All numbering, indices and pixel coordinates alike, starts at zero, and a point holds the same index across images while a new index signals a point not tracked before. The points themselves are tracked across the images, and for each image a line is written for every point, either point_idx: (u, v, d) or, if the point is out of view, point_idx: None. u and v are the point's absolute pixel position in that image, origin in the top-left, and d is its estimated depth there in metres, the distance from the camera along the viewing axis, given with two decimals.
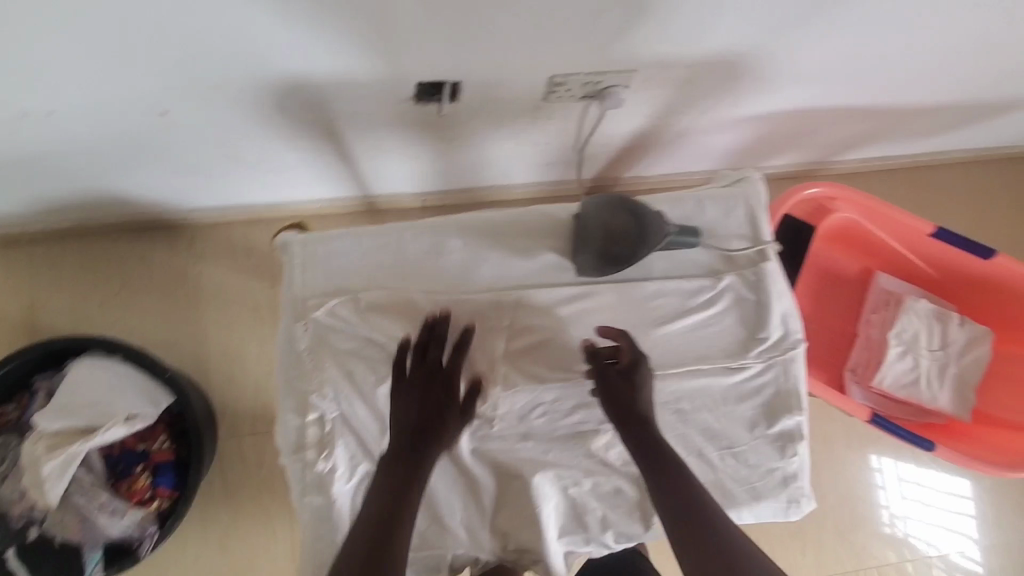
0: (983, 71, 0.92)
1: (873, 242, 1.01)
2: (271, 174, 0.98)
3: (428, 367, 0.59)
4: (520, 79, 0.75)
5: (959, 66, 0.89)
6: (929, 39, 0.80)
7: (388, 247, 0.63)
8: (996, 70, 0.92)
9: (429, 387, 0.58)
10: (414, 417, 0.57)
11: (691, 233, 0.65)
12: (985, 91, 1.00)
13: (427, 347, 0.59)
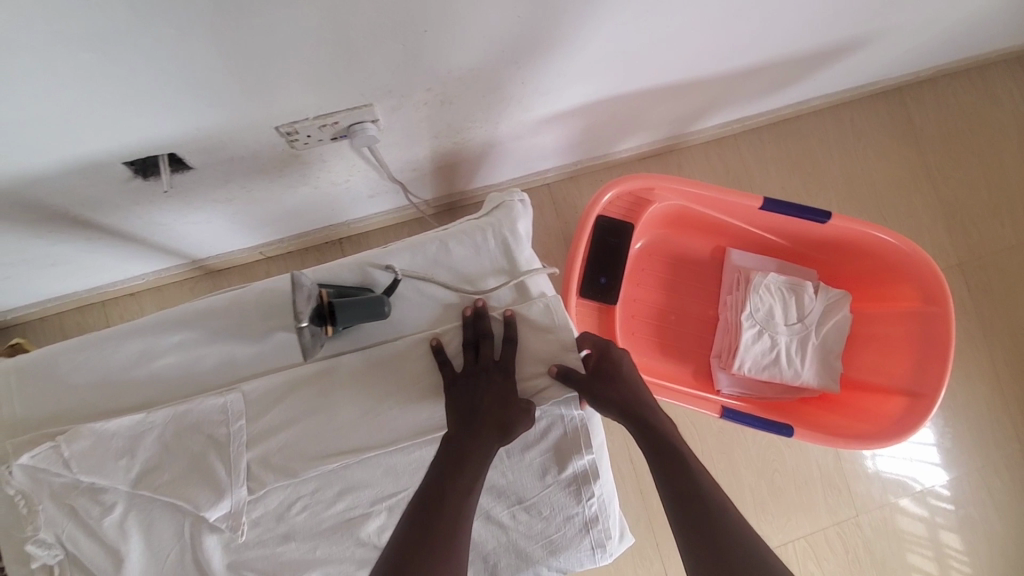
0: (793, 27, 0.84)
1: (713, 223, 0.96)
2: (62, 266, 0.92)
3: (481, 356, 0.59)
4: (246, 138, 0.67)
5: (757, 28, 0.81)
6: (697, 12, 0.71)
7: (95, 361, 0.58)
8: (805, 23, 0.84)
9: (489, 374, 0.59)
10: (470, 406, 0.57)
11: (379, 303, 0.59)
12: (803, 46, 0.93)
13: (477, 344, 0.60)
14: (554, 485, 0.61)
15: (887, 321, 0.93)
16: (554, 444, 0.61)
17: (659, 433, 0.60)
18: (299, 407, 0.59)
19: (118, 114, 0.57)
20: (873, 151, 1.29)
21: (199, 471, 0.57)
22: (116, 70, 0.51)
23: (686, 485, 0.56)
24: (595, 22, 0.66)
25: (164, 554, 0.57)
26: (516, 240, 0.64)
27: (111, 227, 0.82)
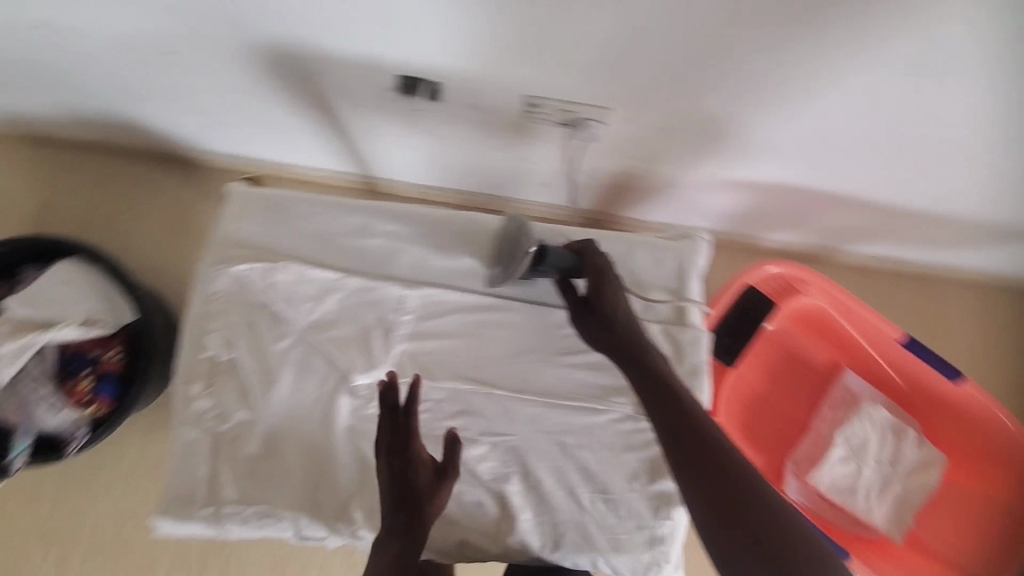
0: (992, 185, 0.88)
1: (844, 337, 0.98)
2: (275, 134, 1.04)
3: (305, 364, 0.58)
4: (499, 92, 0.76)
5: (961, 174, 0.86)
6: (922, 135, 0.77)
7: (319, 218, 0.66)
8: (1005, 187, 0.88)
9: (397, 424, 0.57)
10: (395, 454, 0.57)
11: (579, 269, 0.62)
12: (992, 212, 0.96)
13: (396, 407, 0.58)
14: (638, 492, 0.65)
15: (968, 495, 0.93)
16: (652, 457, 0.65)
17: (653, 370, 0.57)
18: (458, 326, 0.66)
19: (433, 29, 0.67)
20: (1009, 342, 1.26)
21: (362, 340, 0.65)
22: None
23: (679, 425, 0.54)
24: (834, 107, 0.73)
25: (304, 394, 0.64)
26: (693, 268, 0.68)
27: (340, 118, 0.93)
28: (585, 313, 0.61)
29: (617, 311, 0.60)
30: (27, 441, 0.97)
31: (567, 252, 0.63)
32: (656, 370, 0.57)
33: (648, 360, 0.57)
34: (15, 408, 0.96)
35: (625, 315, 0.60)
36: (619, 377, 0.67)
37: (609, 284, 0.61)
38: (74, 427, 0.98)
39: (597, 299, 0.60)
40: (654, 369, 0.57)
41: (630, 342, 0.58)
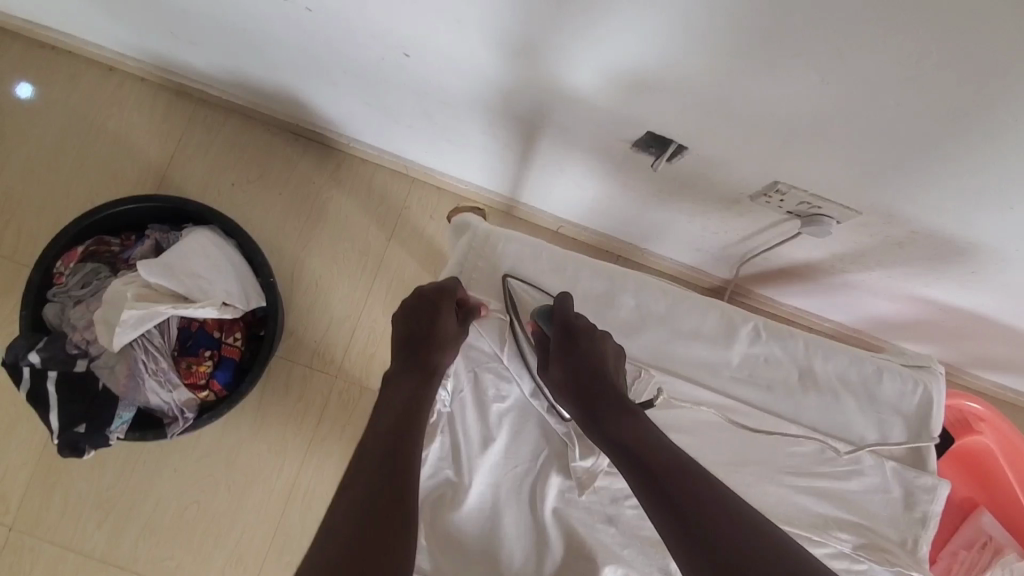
0: None
1: (992, 475, 0.94)
2: (445, 145, 0.99)
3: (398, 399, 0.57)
4: (743, 172, 0.72)
5: None
6: None
7: (565, 276, 0.62)
8: None
9: (386, 444, 0.53)
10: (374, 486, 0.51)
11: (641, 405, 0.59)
12: None
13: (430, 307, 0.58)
14: None
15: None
16: None
17: (625, 418, 0.54)
18: (685, 422, 0.61)
19: (720, 106, 0.62)
20: None
21: None
22: (786, 87, 0.56)
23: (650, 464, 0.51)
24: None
25: (515, 464, 0.59)
26: (937, 405, 0.63)
27: (533, 149, 0.88)
28: (559, 375, 0.57)
29: (591, 363, 0.56)
30: (128, 413, 0.91)
31: (546, 308, 0.60)
32: (621, 428, 0.54)
33: (609, 418, 0.54)
34: (124, 376, 0.90)
35: (599, 368, 0.56)
36: (842, 510, 0.62)
37: (578, 339, 0.57)
38: (181, 408, 0.92)
39: (568, 362, 0.56)
40: (622, 426, 0.54)
41: (602, 402, 0.55)
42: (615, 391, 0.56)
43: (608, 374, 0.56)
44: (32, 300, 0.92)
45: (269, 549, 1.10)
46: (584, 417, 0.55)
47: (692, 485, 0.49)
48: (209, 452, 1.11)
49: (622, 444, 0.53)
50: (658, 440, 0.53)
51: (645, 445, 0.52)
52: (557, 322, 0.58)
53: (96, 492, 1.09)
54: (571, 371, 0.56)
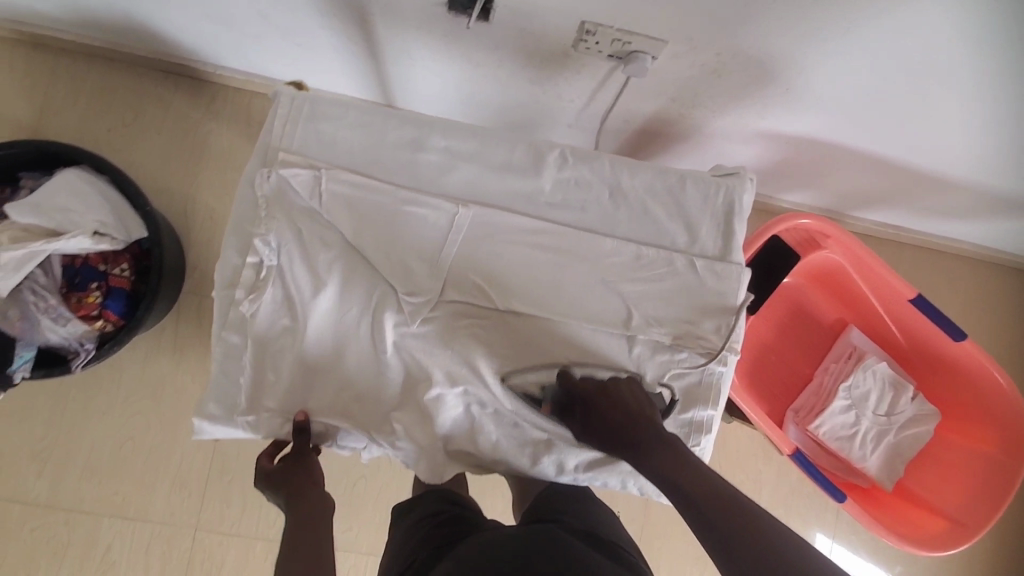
0: (1008, 152, 0.91)
1: (854, 294, 1.01)
2: (301, 55, 1.01)
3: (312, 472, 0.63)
4: (553, 17, 0.74)
5: (977, 141, 0.89)
6: (957, 96, 0.78)
7: (373, 129, 0.65)
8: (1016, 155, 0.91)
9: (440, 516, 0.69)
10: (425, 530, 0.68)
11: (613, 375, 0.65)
12: (999, 183, 1.00)
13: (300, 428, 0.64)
14: (670, 420, 0.68)
15: (957, 452, 0.98)
16: (685, 387, 0.68)
17: (670, 453, 0.57)
18: (506, 248, 0.66)
19: None
20: (999, 316, 1.31)
21: (412, 259, 0.64)
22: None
23: (696, 496, 0.53)
24: (887, 60, 0.73)
25: (350, 306, 0.64)
26: (739, 209, 0.68)
27: (374, 37, 0.89)
28: (589, 432, 0.62)
29: (616, 409, 0.61)
30: (30, 353, 0.94)
31: (557, 387, 0.65)
32: (659, 459, 0.57)
33: (646, 452, 0.58)
34: (18, 318, 0.93)
35: (631, 414, 0.61)
36: (662, 308, 0.67)
37: (600, 399, 0.62)
38: (80, 341, 0.96)
39: (599, 419, 0.61)
40: (656, 463, 0.57)
41: (638, 436, 0.59)
42: (649, 429, 0.60)
43: (641, 418, 0.60)
44: None
45: (212, 467, 1.17)
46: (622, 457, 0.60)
47: (735, 515, 0.50)
48: (134, 391, 1.15)
49: (662, 477, 0.56)
50: (693, 466, 0.56)
51: (693, 481, 0.54)
52: (575, 393, 0.63)
53: (30, 445, 1.13)
54: (600, 429, 0.61)
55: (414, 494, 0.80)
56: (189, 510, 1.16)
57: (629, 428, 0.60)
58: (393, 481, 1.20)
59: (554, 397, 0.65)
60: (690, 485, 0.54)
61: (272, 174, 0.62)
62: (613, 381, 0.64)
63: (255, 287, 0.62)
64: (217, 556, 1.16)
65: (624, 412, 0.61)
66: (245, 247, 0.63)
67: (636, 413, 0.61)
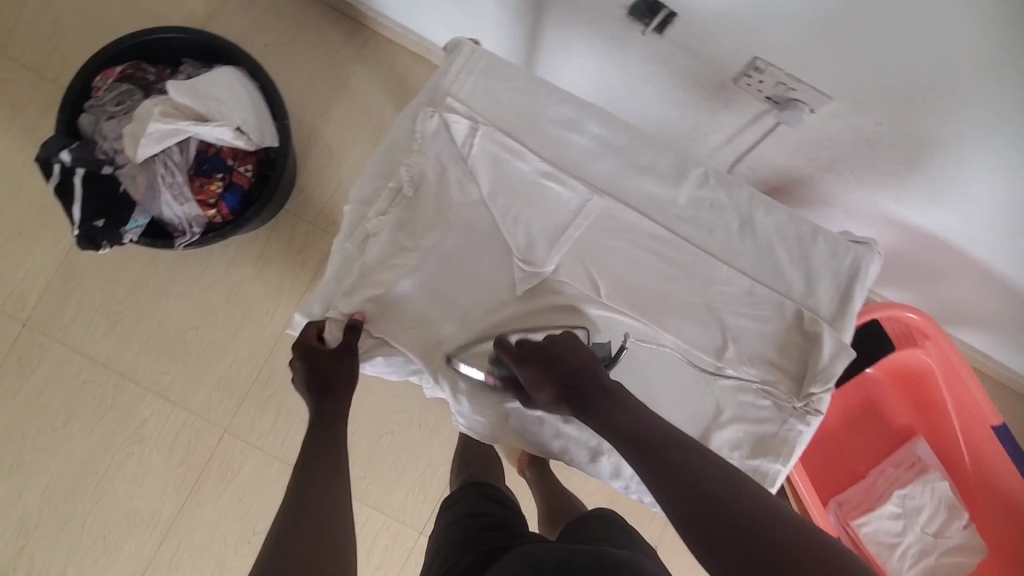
0: None
1: (933, 405, 0.98)
2: (462, 22, 1.06)
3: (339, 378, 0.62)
4: (728, 45, 0.76)
5: None
6: None
7: (537, 99, 0.67)
8: None
9: (491, 522, 0.74)
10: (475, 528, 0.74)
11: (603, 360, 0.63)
12: None
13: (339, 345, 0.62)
14: (736, 461, 0.67)
15: None
16: (760, 434, 0.67)
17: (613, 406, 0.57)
18: (625, 246, 0.67)
19: None
20: None
21: (536, 229, 0.66)
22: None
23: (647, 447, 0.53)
24: None
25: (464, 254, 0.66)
26: (864, 276, 0.67)
27: (542, 23, 0.93)
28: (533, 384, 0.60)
29: (567, 362, 0.60)
30: (143, 219, 1.01)
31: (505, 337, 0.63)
32: (609, 411, 0.57)
33: (597, 405, 0.57)
34: (144, 185, 0.99)
35: (581, 360, 0.60)
36: (759, 349, 0.67)
37: (546, 347, 0.60)
38: (190, 223, 1.01)
39: (546, 367, 0.59)
40: (606, 409, 0.57)
41: (586, 390, 0.58)
42: (593, 377, 0.59)
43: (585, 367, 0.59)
44: (70, 107, 1.03)
45: (256, 379, 1.21)
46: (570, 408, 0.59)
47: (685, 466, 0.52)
48: (212, 285, 1.21)
49: (613, 427, 0.56)
50: (640, 415, 0.56)
51: (640, 436, 0.54)
52: (510, 360, 0.61)
53: (107, 304, 1.20)
54: (548, 378, 0.59)
55: (464, 487, 0.86)
56: (224, 412, 1.21)
57: (576, 384, 0.58)
58: (416, 446, 1.22)
59: (497, 344, 0.63)
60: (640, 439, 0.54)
61: (435, 112, 0.65)
62: (559, 339, 0.61)
63: (389, 212, 0.65)
64: (236, 463, 1.20)
65: (572, 365, 0.59)
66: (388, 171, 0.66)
67: (584, 364, 0.59)
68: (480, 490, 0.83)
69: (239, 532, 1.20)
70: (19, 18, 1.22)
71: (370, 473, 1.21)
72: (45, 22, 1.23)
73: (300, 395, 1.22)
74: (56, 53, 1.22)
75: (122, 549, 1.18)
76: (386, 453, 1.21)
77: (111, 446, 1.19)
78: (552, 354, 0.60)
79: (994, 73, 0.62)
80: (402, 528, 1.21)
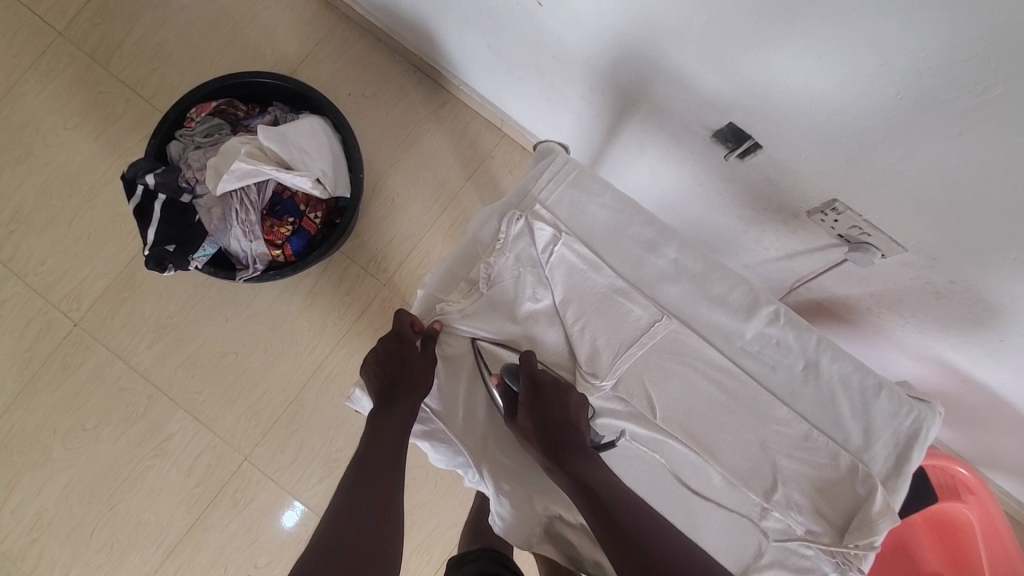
0: None
1: (968, 560, 0.93)
2: (542, 105, 1.10)
3: (413, 387, 0.65)
4: (808, 182, 0.78)
5: None
6: None
7: (620, 216, 0.69)
8: None
9: None
10: None
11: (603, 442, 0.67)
12: None
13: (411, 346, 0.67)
14: None
15: None
16: None
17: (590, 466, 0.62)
18: (685, 372, 0.67)
19: (800, 108, 0.69)
20: None
21: (602, 342, 0.67)
22: (866, 101, 0.63)
23: (617, 512, 0.57)
24: None
25: (528, 352, 0.68)
26: (923, 438, 0.66)
27: (623, 126, 0.96)
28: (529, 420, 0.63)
29: (563, 411, 0.64)
30: (211, 249, 1.05)
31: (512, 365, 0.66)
32: (589, 472, 0.61)
33: (575, 462, 0.62)
34: (217, 217, 1.02)
35: (569, 412, 0.64)
36: (808, 497, 0.66)
37: (546, 391, 0.64)
38: (254, 259, 1.05)
39: (541, 416, 0.63)
40: (581, 469, 0.61)
41: (571, 444, 0.63)
42: (576, 434, 0.64)
43: (574, 421, 0.64)
44: (163, 133, 1.08)
45: (284, 412, 1.22)
46: (551, 456, 0.62)
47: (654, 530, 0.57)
48: (258, 313, 1.24)
49: (587, 490, 0.59)
50: (615, 485, 0.61)
51: (611, 505, 0.58)
52: (524, 376, 0.64)
53: (156, 317, 1.23)
54: (540, 418, 0.63)
55: (473, 549, 0.85)
56: (247, 440, 1.21)
57: (563, 431, 0.63)
58: (428, 507, 1.21)
59: (504, 373, 0.66)
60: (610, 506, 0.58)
61: (522, 215, 0.67)
62: (568, 386, 0.65)
63: (461, 303, 0.67)
64: (250, 493, 1.21)
65: (564, 417, 0.64)
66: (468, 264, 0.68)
67: (575, 421, 0.64)
68: (492, 556, 0.82)
69: (240, 564, 1.19)
70: (128, 38, 1.30)
71: None
72: (151, 46, 1.30)
73: (323, 436, 1.22)
74: (155, 75, 1.29)
75: (124, 561, 1.18)
76: None
77: (134, 456, 1.20)
78: (554, 407, 0.64)
79: None
80: None
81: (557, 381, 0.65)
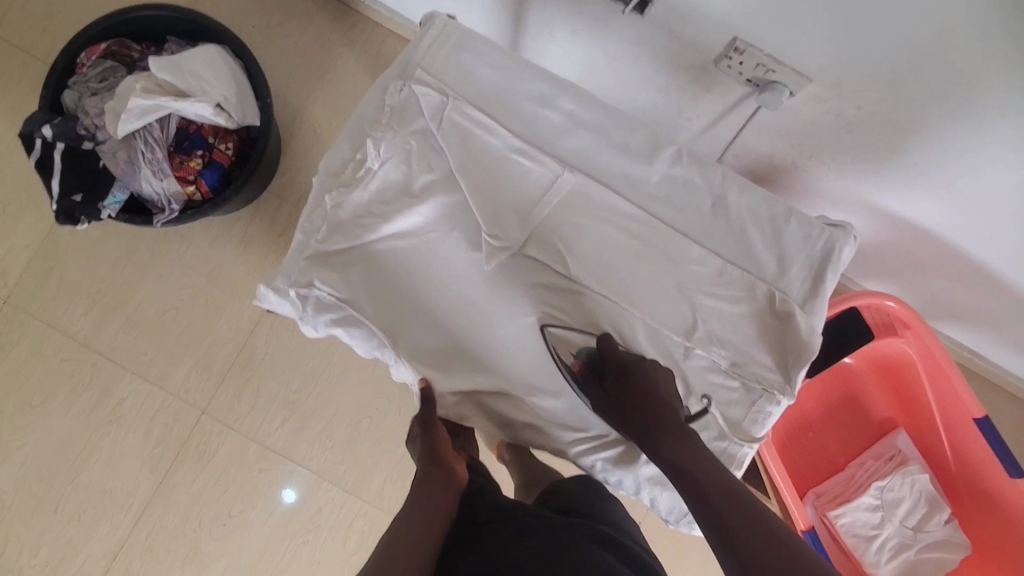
0: None
1: (913, 394, 0.96)
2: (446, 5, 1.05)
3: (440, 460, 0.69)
4: (707, 25, 0.75)
5: None
6: None
7: (508, 74, 0.66)
8: None
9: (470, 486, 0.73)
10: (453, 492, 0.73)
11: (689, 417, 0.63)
12: None
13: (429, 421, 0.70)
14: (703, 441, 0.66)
15: None
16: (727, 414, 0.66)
17: (686, 445, 0.57)
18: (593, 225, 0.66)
19: None
20: None
21: (505, 204, 0.65)
22: None
23: (712, 492, 0.53)
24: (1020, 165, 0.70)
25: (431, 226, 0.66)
26: (836, 258, 0.66)
27: (526, 6, 0.92)
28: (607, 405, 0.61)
29: (648, 392, 0.60)
30: (122, 195, 1.01)
31: (591, 351, 0.64)
32: (682, 452, 0.56)
33: (667, 442, 0.57)
34: (123, 161, 0.99)
35: (653, 398, 0.59)
36: (728, 331, 0.66)
37: (624, 374, 0.61)
38: (169, 199, 1.01)
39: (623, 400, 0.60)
40: (678, 451, 0.57)
41: (661, 425, 0.58)
42: (672, 413, 0.59)
43: (666, 404, 0.59)
44: (54, 83, 1.02)
45: (235, 362, 1.21)
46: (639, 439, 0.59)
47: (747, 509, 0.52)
48: (193, 264, 1.21)
49: (680, 467, 0.56)
50: (710, 461, 0.56)
51: (703, 485, 0.54)
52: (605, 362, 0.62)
53: (87, 283, 1.20)
54: (625, 402, 0.60)
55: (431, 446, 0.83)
56: (203, 393, 1.20)
57: (653, 411, 0.59)
58: (394, 433, 1.21)
59: (582, 359, 0.64)
60: (707, 491, 0.54)
61: (406, 84, 0.65)
62: (650, 366, 0.61)
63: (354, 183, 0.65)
64: (212, 445, 1.20)
65: (654, 398, 0.59)
66: (358, 144, 0.66)
67: (666, 399, 0.59)
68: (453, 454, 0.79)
69: (213, 515, 1.19)
70: None
71: (347, 457, 1.20)
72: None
73: (278, 379, 1.21)
74: (44, 31, 1.22)
75: (96, 529, 1.18)
76: (363, 440, 1.21)
77: (89, 425, 1.19)
78: (636, 391, 0.60)
79: (969, 58, 0.60)
80: (377, 514, 1.21)
81: (629, 364, 0.61)
